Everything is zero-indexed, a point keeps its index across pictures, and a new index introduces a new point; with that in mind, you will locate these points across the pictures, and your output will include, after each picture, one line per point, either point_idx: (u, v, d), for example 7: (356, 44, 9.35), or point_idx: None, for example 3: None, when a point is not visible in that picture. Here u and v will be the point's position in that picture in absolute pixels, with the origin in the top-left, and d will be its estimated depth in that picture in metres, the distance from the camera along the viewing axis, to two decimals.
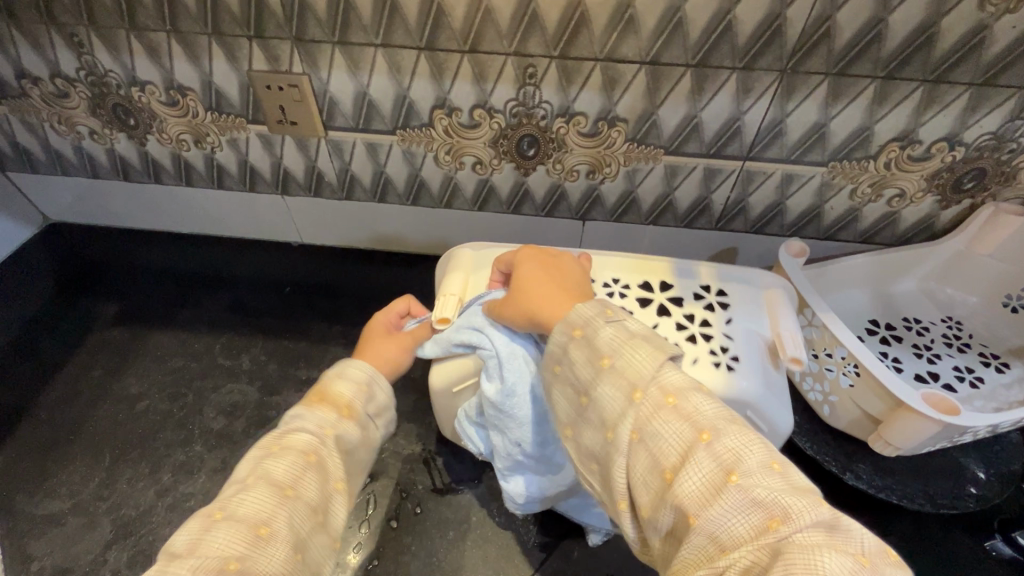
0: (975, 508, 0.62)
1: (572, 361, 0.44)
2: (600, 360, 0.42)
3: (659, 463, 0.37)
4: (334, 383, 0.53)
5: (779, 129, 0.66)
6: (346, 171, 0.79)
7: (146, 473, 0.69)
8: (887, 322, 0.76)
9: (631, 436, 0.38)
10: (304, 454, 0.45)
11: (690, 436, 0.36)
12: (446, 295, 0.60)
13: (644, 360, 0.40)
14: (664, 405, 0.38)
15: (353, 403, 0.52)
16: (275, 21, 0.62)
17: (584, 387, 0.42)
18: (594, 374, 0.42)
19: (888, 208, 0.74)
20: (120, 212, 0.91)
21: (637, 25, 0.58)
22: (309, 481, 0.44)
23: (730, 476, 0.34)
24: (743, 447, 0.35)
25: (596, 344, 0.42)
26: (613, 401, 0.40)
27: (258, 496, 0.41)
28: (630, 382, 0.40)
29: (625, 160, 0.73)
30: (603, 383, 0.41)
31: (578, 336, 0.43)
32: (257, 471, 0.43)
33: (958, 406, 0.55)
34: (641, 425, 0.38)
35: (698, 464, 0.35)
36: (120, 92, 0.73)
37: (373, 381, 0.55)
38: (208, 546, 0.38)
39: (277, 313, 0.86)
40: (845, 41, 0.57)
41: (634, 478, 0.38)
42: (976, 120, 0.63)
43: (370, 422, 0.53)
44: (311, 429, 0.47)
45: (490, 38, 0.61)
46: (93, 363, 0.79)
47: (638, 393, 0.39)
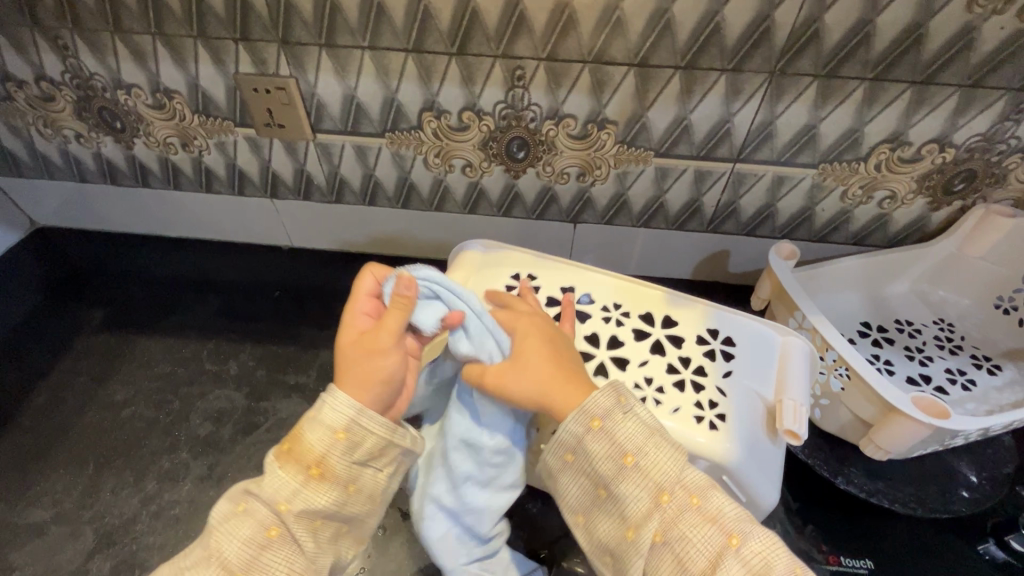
0: (968, 512, 0.61)
1: (588, 452, 0.44)
2: (624, 457, 0.43)
3: (687, 568, 0.39)
4: (307, 427, 0.45)
5: (769, 132, 0.66)
6: (335, 174, 0.78)
7: (130, 481, 0.68)
8: (879, 324, 0.75)
9: (655, 538, 0.41)
10: (264, 529, 0.42)
11: (719, 541, 0.39)
12: None
13: (666, 460, 0.42)
14: (688, 508, 0.41)
15: (325, 459, 0.44)
16: (260, 22, 0.62)
17: (605, 481, 0.44)
18: (617, 470, 0.43)
19: (879, 209, 0.73)
20: (106, 217, 0.90)
21: (624, 27, 0.58)
22: (265, 563, 0.41)
23: None
24: (767, 553, 0.38)
25: (618, 438, 0.43)
26: (638, 502, 0.42)
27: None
28: (656, 484, 0.42)
29: (615, 162, 0.72)
30: (627, 481, 0.43)
31: (596, 427, 0.44)
32: (211, 547, 0.42)
33: (949, 410, 0.54)
34: (666, 529, 0.41)
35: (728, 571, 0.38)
36: (106, 95, 0.72)
37: (354, 424, 0.44)
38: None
39: (265, 317, 0.84)
40: (833, 43, 0.57)
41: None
42: (966, 121, 0.62)
43: (361, 469, 0.45)
44: (271, 497, 0.43)
45: (477, 40, 0.61)
46: (77, 369, 0.78)
47: (665, 495, 0.41)
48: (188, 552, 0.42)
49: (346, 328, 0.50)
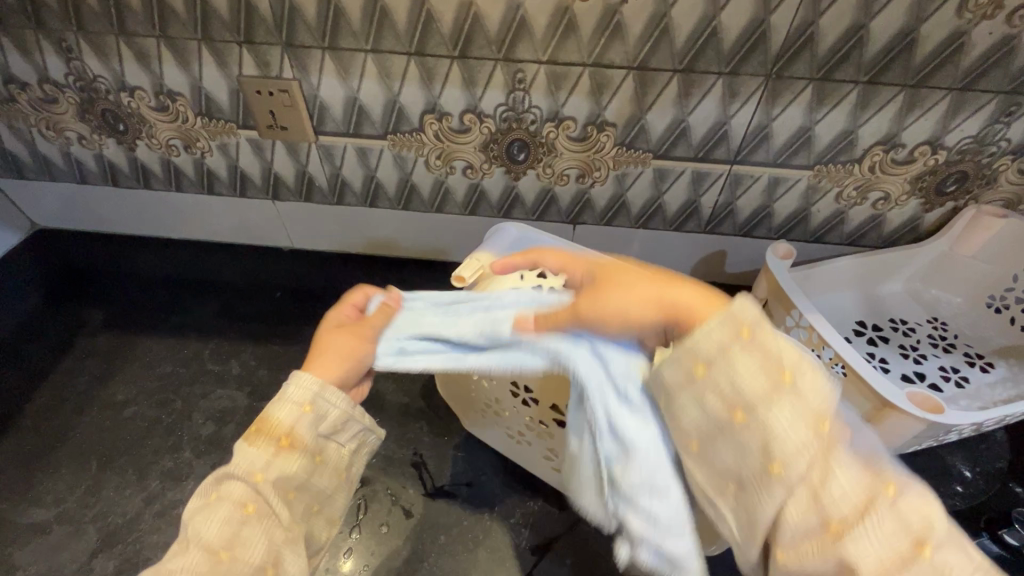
0: (962, 506, 0.62)
1: (732, 365, 0.37)
2: (781, 373, 0.36)
3: (828, 511, 0.34)
4: (275, 406, 0.46)
5: (765, 134, 0.67)
6: (337, 175, 0.79)
7: (133, 480, 0.68)
8: (873, 323, 0.76)
9: (802, 477, 0.35)
10: (240, 506, 0.41)
11: (872, 487, 0.34)
12: (475, 258, 0.63)
13: (828, 391, 0.36)
14: (846, 448, 0.35)
15: (296, 428, 0.45)
16: (264, 26, 0.63)
17: (744, 402, 0.37)
18: (769, 388, 0.36)
19: (873, 210, 0.75)
20: (107, 218, 0.91)
21: (623, 31, 0.59)
22: (248, 537, 0.40)
23: (923, 550, 0.33)
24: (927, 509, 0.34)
25: (775, 352, 0.37)
26: (786, 434, 0.35)
27: (188, 565, 0.38)
28: (815, 412, 0.35)
29: (615, 164, 0.73)
30: (781, 402, 0.36)
31: (745, 338, 0.37)
32: (188, 534, 0.40)
33: (943, 404, 0.54)
34: (813, 469, 0.35)
35: (879, 521, 0.34)
36: (109, 98, 0.72)
37: (320, 397, 0.47)
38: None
39: (267, 317, 0.85)
40: (826, 48, 0.59)
41: (789, 520, 0.35)
42: (958, 124, 0.64)
43: (326, 442, 0.47)
44: (242, 475, 0.42)
45: (478, 44, 0.62)
46: (79, 370, 0.78)
47: (823, 426, 0.35)
48: (156, 564, 0.39)
49: (326, 320, 0.56)
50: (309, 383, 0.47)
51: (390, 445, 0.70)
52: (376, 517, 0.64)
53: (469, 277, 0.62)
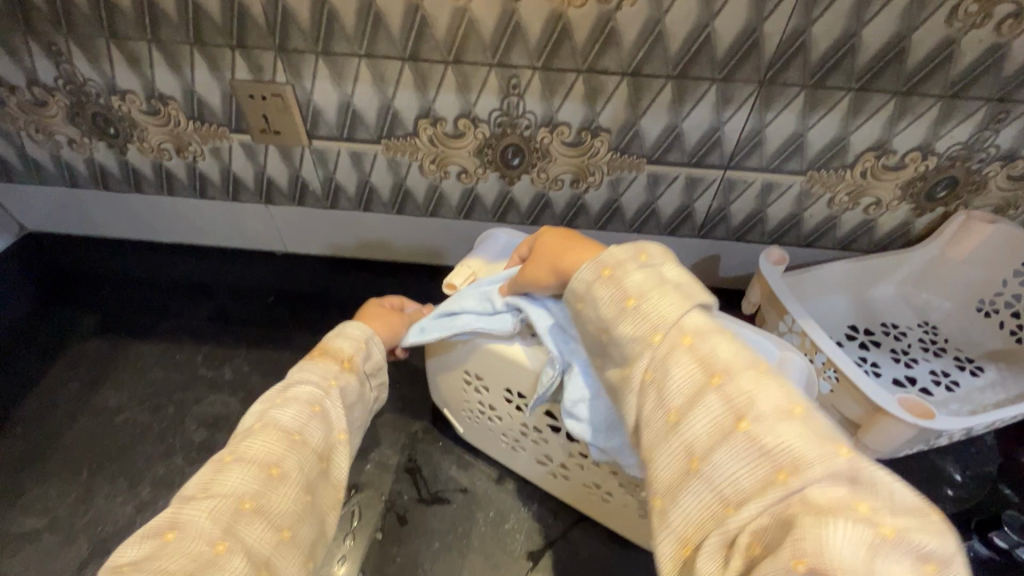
0: (954, 510, 0.63)
1: (595, 298, 0.43)
2: (626, 299, 0.41)
3: (666, 402, 0.36)
4: (336, 339, 0.61)
5: (758, 139, 0.68)
6: (331, 180, 0.79)
7: (124, 487, 0.67)
8: (866, 327, 0.77)
9: (644, 377, 0.38)
10: (289, 434, 0.50)
11: (701, 380, 0.35)
12: (463, 265, 0.63)
13: (669, 305, 0.39)
14: (680, 348, 0.37)
15: (354, 357, 0.60)
16: (257, 31, 0.62)
17: (604, 321, 0.42)
18: (617, 311, 0.41)
19: (865, 215, 0.75)
20: (97, 222, 0.90)
21: (617, 37, 0.59)
22: (314, 429, 0.52)
23: (740, 423, 0.33)
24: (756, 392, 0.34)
25: (624, 284, 0.41)
26: (630, 341, 0.40)
27: (268, 442, 0.49)
28: (651, 324, 0.39)
29: (609, 169, 0.73)
30: (625, 321, 0.40)
31: (606, 275, 0.43)
32: (264, 420, 0.51)
33: (934, 410, 0.55)
34: (653, 368, 0.38)
35: (707, 407, 0.34)
36: (100, 102, 0.72)
37: (370, 339, 0.62)
38: (221, 486, 0.45)
39: (261, 321, 0.84)
40: (819, 55, 0.59)
41: (637, 416, 0.38)
42: (948, 130, 0.65)
43: (366, 380, 0.61)
44: (302, 401, 0.53)
45: (473, 49, 0.62)
46: (69, 376, 0.77)
47: (658, 336, 0.38)
48: (211, 462, 0.48)
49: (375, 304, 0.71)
50: (364, 329, 0.63)
51: (385, 450, 0.70)
52: (370, 523, 0.64)
53: (459, 284, 0.62)
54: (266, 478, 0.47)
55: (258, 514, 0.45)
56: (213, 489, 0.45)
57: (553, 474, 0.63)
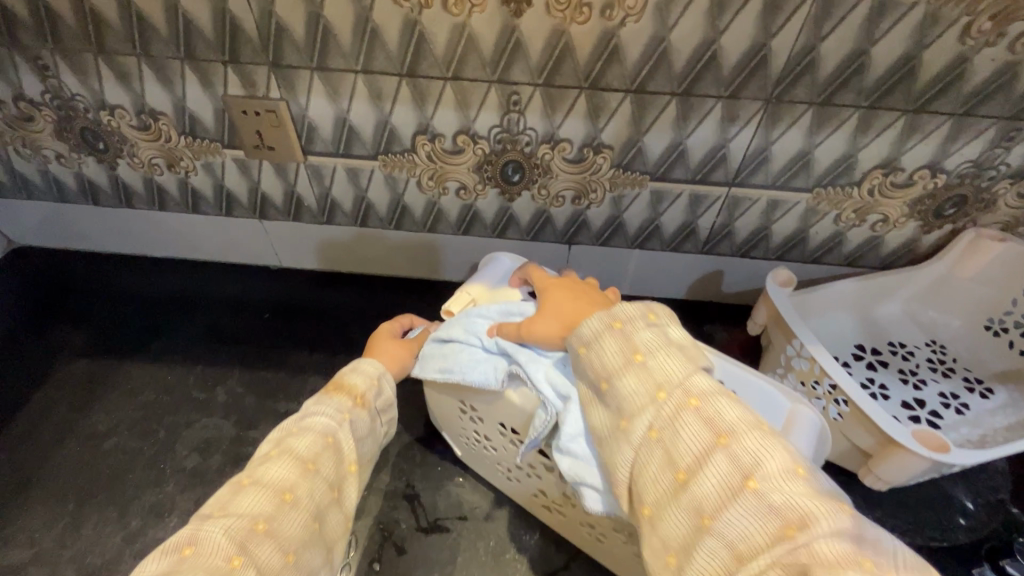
0: (967, 540, 0.61)
1: (601, 348, 0.41)
2: (633, 354, 0.40)
3: (674, 463, 0.35)
4: (349, 374, 0.57)
5: (764, 156, 0.66)
6: (327, 196, 0.77)
7: (113, 517, 0.65)
8: (872, 347, 0.75)
9: (648, 433, 0.37)
10: (304, 462, 0.48)
11: (709, 440, 0.35)
12: (463, 291, 0.60)
13: (675, 363, 0.39)
14: (686, 408, 0.37)
15: (366, 394, 0.56)
16: (250, 46, 0.60)
17: (607, 373, 0.40)
18: (621, 364, 0.40)
19: (872, 232, 0.74)
20: (86, 235, 0.87)
21: (621, 54, 0.58)
22: (327, 458, 0.50)
23: (748, 481, 0.33)
24: (763, 453, 0.33)
25: (631, 337, 0.40)
26: (633, 396, 0.39)
27: (283, 467, 0.47)
28: (655, 381, 0.38)
29: (611, 186, 0.72)
30: (628, 376, 0.39)
31: (616, 328, 0.41)
32: (280, 447, 0.49)
33: (948, 442, 0.52)
34: (659, 426, 0.37)
35: (717, 469, 0.34)
36: (88, 116, 0.70)
37: (383, 375, 0.58)
38: (236, 507, 0.44)
39: (255, 340, 0.82)
40: (828, 72, 0.58)
41: (640, 473, 0.37)
42: (958, 148, 0.63)
43: (378, 415, 0.57)
44: (318, 429, 0.51)
45: (472, 65, 0.60)
46: (58, 398, 0.75)
47: (662, 394, 0.38)
48: (224, 486, 0.46)
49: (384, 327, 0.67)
50: (377, 364, 0.59)
51: (383, 476, 0.68)
52: (366, 553, 0.63)
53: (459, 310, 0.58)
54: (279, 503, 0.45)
55: (270, 537, 0.43)
56: (230, 509, 0.43)
57: (547, 506, 0.60)
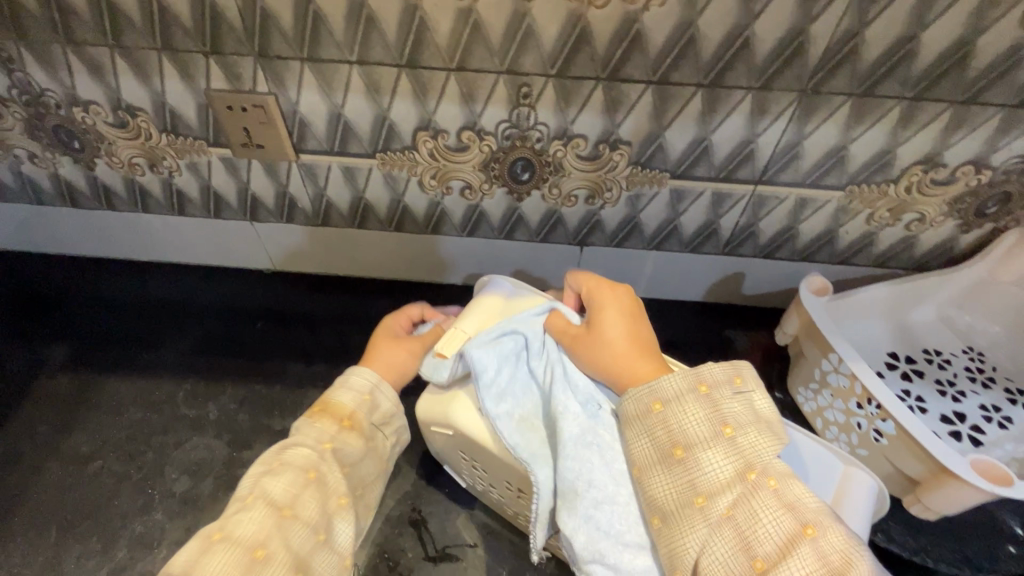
0: (1015, 570, 0.57)
1: (687, 410, 0.42)
2: (723, 428, 0.41)
3: (754, 548, 0.37)
4: (337, 391, 0.52)
5: (795, 152, 0.61)
6: (322, 196, 0.72)
7: (98, 549, 0.62)
8: (906, 355, 0.71)
9: (725, 512, 0.39)
10: (279, 509, 0.43)
11: (794, 528, 0.37)
12: (456, 329, 0.52)
13: (764, 443, 0.41)
14: (768, 489, 0.39)
15: (356, 413, 0.51)
16: (233, 35, 0.55)
17: (689, 440, 0.41)
18: (711, 435, 0.41)
19: (906, 232, 0.69)
20: (66, 239, 0.82)
21: (643, 42, 0.52)
22: (308, 499, 0.45)
23: None
24: (846, 549, 0.36)
25: (721, 408, 0.42)
26: (718, 473, 0.40)
27: (255, 517, 0.42)
28: (745, 461, 0.40)
29: (628, 184, 0.66)
30: (717, 449, 0.40)
31: (704, 392, 0.42)
32: (256, 491, 0.44)
33: (1011, 475, 0.49)
34: (738, 506, 0.39)
35: (802, 559, 0.36)
36: (61, 113, 0.64)
37: (376, 389, 0.53)
38: (204, 568, 0.40)
39: (249, 352, 0.77)
40: (872, 60, 0.52)
41: (712, 555, 0.38)
42: (1006, 143, 0.58)
43: (376, 431, 0.52)
44: (311, 444, 0.48)
45: (479, 55, 0.54)
46: (39, 417, 0.71)
47: (749, 473, 0.39)
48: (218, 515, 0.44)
49: (387, 327, 0.60)
50: (369, 377, 0.53)
51: (387, 500, 0.64)
52: None
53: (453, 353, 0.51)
54: (249, 562, 0.41)
55: None
56: (197, 570, 0.40)
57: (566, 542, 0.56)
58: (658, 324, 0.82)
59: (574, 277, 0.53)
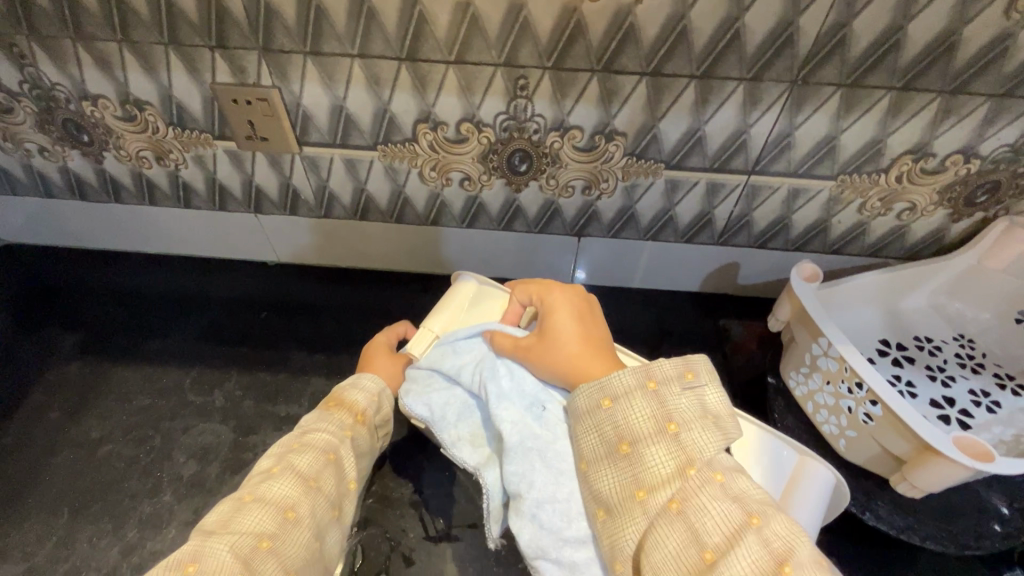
0: (1001, 548, 0.58)
1: (632, 408, 0.43)
2: (668, 424, 0.42)
3: (701, 539, 0.37)
4: (348, 390, 0.54)
5: (787, 142, 0.62)
6: (324, 188, 0.73)
7: (109, 529, 0.63)
8: (898, 342, 0.72)
9: (670, 505, 0.39)
10: (306, 479, 0.45)
11: (739, 518, 0.37)
12: (427, 329, 0.59)
13: (708, 439, 0.41)
14: (713, 483, 0.39)
15: (368, 410, 0.53)
16: (238, 29, 0.56)
17: (633, 436, 0.42)
18: (655, 432, 0.42)
19: (898, 221, 0.70)
20: (74, 232, 0.84)
21: (637, 35, 0.53)
22: (329, 475, 0.47)
23: (783, 566, 0.34)
24: (792, 536, 0.36)
25: (667, 404, 0.43)
26: (662, 467, 0.41)
27: (286, 484, 0.44)
28: (687, 456, 0.41)
29: (623, 175, 0.68)
30: (660, 445, 0.41)
31: (651, 389, 0.43)
32: (282, 462, 0.46)
33: (992, 451, 0.50)
34: (683, 499, 0.39)
35: (747, 548, 0.36)
36: (70, 107, 0.66)
37: (384, 392, 0.55)
38: (239, 524, 0.40)
39: (253, 341, 0.79)
40: (860, 51, 0.53)
41: (660, 548, 0.38)
42: (994, 132, 0.59)
43: (378, 432, 0.55)
44: (330, 429, 0.50)
45: (477, 48, 0.56)
46: (50, 404, 0.72)
47: (690, 469, 0.40)
48: (246, 479, 0.45)
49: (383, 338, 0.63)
50: (378, 380, 0.56)
51: (387, 483, 0.66)
52: (371, 565, 0.61)
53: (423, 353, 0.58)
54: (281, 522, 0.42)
55: (274, 555, 0.40)
56: (232, 525, 0.40)
57: None
58: (654, 314, 0.84)
59: (525, 284, 0.54)
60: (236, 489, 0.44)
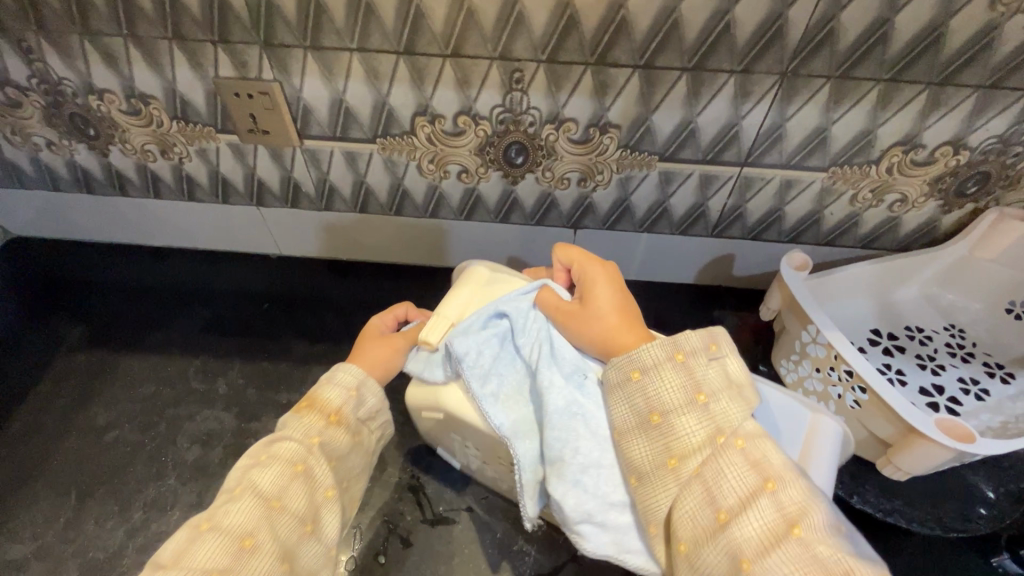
0: (987, 530, 0.59)
1: (663, 379, 0.45)
2: (696, 394, 0.44)
3: (717, 501, 0.40)
4: (324, 388, 0.53)
5: (779, 134, 0.63)
6: (324, 181, 0.75)
7: (114, 511, 0.65)
8: (889, 332, 0.73)
9: (694, 471, 0.42)
10: (265, 501, 0.45)
11: (757, 482, 0.40)
12: (440, 315, 0.55)
13: (736, 409, 0.43)
14: (734, 449, 0.41)
15: (343, 409, 0.52)
16: (240, 24, 0.58)
17: (664, 407, 0.44)
18: (685, 402, 0.44)
19: (889, 213, 0.71)
20: (80, 225, 0.86)
21: (629, 28, 0.55)
22: (295, 492, 0.46)
23: (793, 527, 0.37)
24: (806, 502, 0.38)
25: (696, 375, 0.44)
26: (691, 436, 0.43)
27: (242, 510, 0.44)
28: (715, 425, 0.43)
29: (618, 167, 0.69)
30: (689, 415, 0.43)
31: (679, 360, 0.45)
32: (243, 484, 0.46)
33: (974, 432, 0.51)
34: (705, 464, 0.42)
35: (760, 510, 0.38)
36: (77, 101, 0.68)
37: (363, 384, 0.54)
38: (190, 560, 0.41)
39: (256, 331, 0.81)
40: (848, 43, 0.54)
41: (684, 509, 0.41)
42: (983, 123, 0.60)
43: (362, 427, 0.53)
44: (298, 438, 0.49)
45: (473, 42, 0.57)
46: (58, 391, 0.74)
47: (719, 437, 0.42)
48: (210, 504, 0.45)
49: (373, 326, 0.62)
50: (356, 371, 0.54)
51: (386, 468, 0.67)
52: (370, 546, 0.63)
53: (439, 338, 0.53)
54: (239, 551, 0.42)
55: None
56: (184, 559, 0.41)
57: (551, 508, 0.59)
58: (651, 305, 0.85)
59: (564, 253, 0.54)
60: (200, 515, 0.45)
